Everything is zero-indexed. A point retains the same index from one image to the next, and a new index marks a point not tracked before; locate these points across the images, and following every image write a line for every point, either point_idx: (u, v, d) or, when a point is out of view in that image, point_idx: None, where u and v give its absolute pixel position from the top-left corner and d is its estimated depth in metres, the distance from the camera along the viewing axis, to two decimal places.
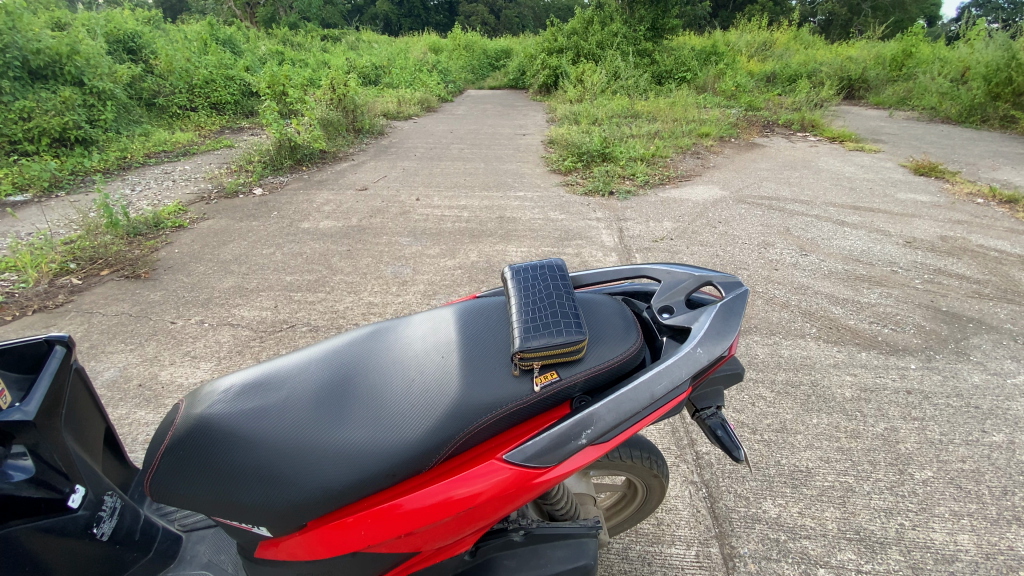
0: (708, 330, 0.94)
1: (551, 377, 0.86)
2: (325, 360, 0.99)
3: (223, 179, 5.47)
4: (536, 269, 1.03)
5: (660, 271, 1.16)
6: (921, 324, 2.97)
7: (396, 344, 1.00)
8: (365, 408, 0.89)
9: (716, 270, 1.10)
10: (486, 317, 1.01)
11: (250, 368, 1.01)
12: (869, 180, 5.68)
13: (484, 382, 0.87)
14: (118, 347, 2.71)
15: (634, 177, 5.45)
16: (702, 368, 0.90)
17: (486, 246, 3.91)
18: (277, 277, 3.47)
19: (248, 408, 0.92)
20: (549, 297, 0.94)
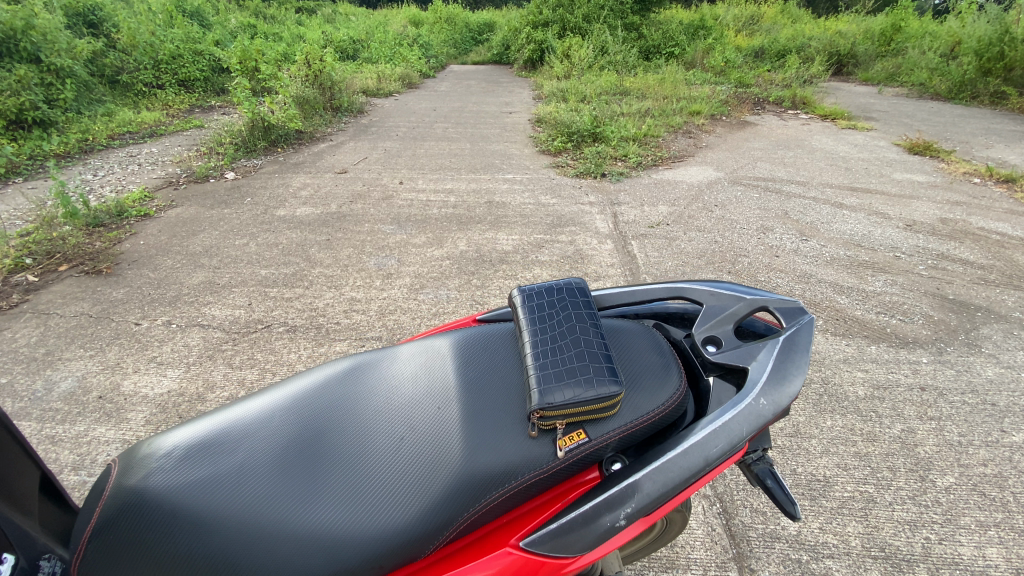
0: (770, 376, 0.91)
1: (579, 439, 0.77)
2: (291, 413, 0.88)
3: (192, 163, 5.12)
4: (554, 294, 0.91)
5: (703, 292, 1.14)
6: (929, 313, 2.86)
7: (378, 394, 0.88)
8: (343, 477, 0.78)
9: (768, 295, 1.10)
10: (491, 350, 0.92)
11: (207, 426, 0.88)
12: (864, 159, 5.55)
13: (492, 446, 0.78)
14: (77, 353, 2.47)
15: (626, 158, 5.24)
16: (764, 421, 0.86)
17: (474, 234, 3.70)
18: (251, 271, 3.23)
19: (195, 477, 0.79)
20: (568, 334, 0.84)
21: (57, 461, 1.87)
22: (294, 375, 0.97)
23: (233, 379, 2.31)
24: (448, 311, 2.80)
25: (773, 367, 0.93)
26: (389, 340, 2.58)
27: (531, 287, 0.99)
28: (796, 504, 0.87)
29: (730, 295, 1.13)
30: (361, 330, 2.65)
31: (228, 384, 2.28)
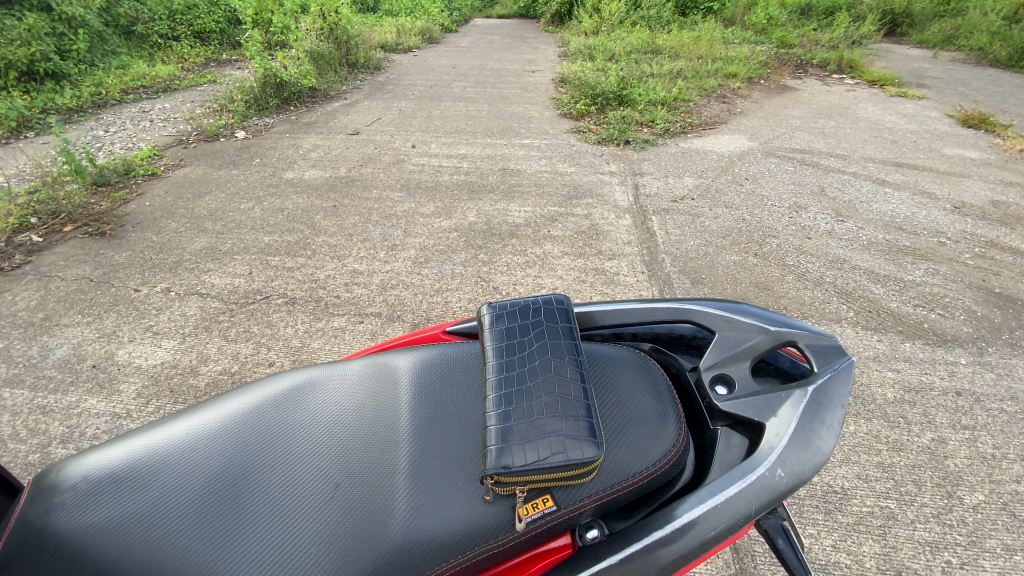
0: (792, 441, 0.83)
1: (548, 505, 0.75)
2: (212, 448, 0.90)
3: (202, 120, 4.99)
4: (528, 332, 0.89)
5: (718, 320, 1.08)
6: (972, 308, 2.62)
7: (308, 433, 0.91)
8: (263, 518, 0.79)
9: (798, 330, 1.00)
10: (450, 380, 0.97)
11: (131, 459, 0.90)
12: (912, 131, 5.11)
13: (439, 506, 0.78)
14: (75, 319, 2.44)
15: (653, 124, 4.92)
16: (776, 497, 0.79)
17: (486, 204, 3.53)
18: (254, 237, 3.14)
19: (112, 515, 0.81)
20: (540, 376, 0.81)
21: (45, 433, 1.86)
22: (220, 406, 1.00)
23: (227, 353, 2.25)
24: (451, 288, 2.67)
25: (795, 429, 0.84)
26: (389, 317, 2.47)
27: (506, 305, 0.96)
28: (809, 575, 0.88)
29: (752, 324, 1.04)
30: (360, 305, 2.55)
31: (221, 358, 2.22)
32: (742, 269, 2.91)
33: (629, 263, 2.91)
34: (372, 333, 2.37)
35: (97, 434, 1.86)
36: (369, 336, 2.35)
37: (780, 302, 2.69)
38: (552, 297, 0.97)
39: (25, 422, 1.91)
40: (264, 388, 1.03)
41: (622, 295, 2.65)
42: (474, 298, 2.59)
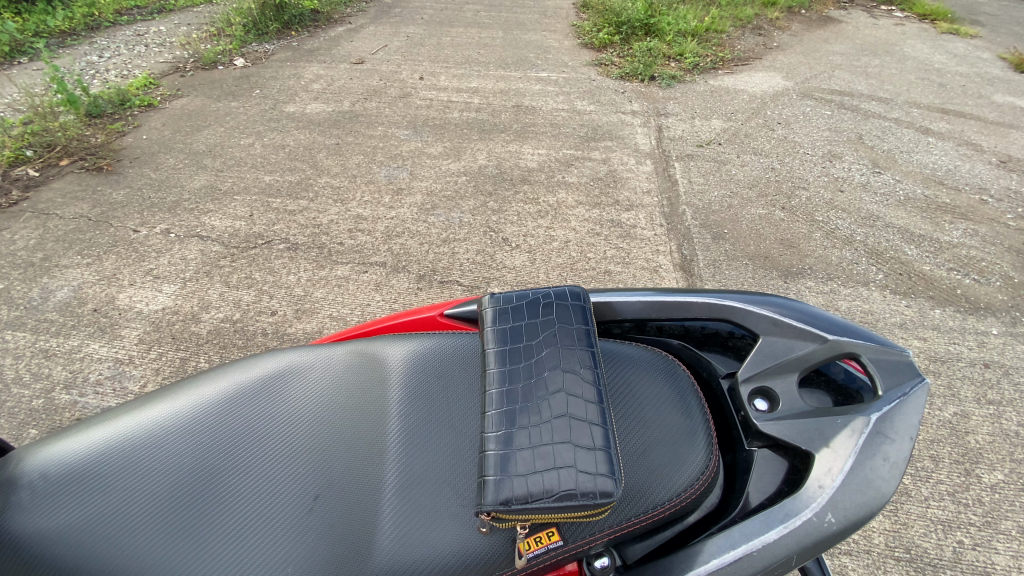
0: (849, 482, 0.78)
1: (555, 540, 0.76)
2: (179, 445, 0.91)
3: (199, 45, 4.66)
4: (535, 339, 0.87)
5: (767, 319, 1.01)
6: (1009, 273, 2.46)
7: (283, 438, 0.92)
8: (236, 527, 0.81)
9: (858, 339, 0.94)
10: (444, 382, 0.99)
11: (96, 455, 0.90)
12: (962, 74, 4.67)
13: (431, 530, 0.79)
14: (75, 260, 2.39)
15: (681, 58, 4.53)
16: (821, 541, 0.76)
17: (497, 146, 3.33)
18: (255, 177, 3.00)
19: (80, 516, 0.82)
20: (551, 394, 0.80)
21: (48, 378, 1.87)
22: (186, 398, 1.00)
23: (228, 300, 2.19)
24: (458, 238, 2.56)
25: (852, 466, 0.79)
26: (394, 267, 2.39)
27: (512, 302, 0.95)
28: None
29: (809, 332, 0.97)
30: (365, 253, 2.45)
31: (222, 305, 2.17)
32: (767, 223, 2.74)
33: (647, 215, 2.75)
34: (377, 284, 2.29)
35: (100, 380, 1.87)
36: (373, 286, 2.28)
37: (806, 261, 2.54)
38: (569, 293, 0.96)
39: (28, 366, 1.92)
40: (233, 380, 1.03)
41: (638, 250, 2.52)
42: (482, 250, 2.49)
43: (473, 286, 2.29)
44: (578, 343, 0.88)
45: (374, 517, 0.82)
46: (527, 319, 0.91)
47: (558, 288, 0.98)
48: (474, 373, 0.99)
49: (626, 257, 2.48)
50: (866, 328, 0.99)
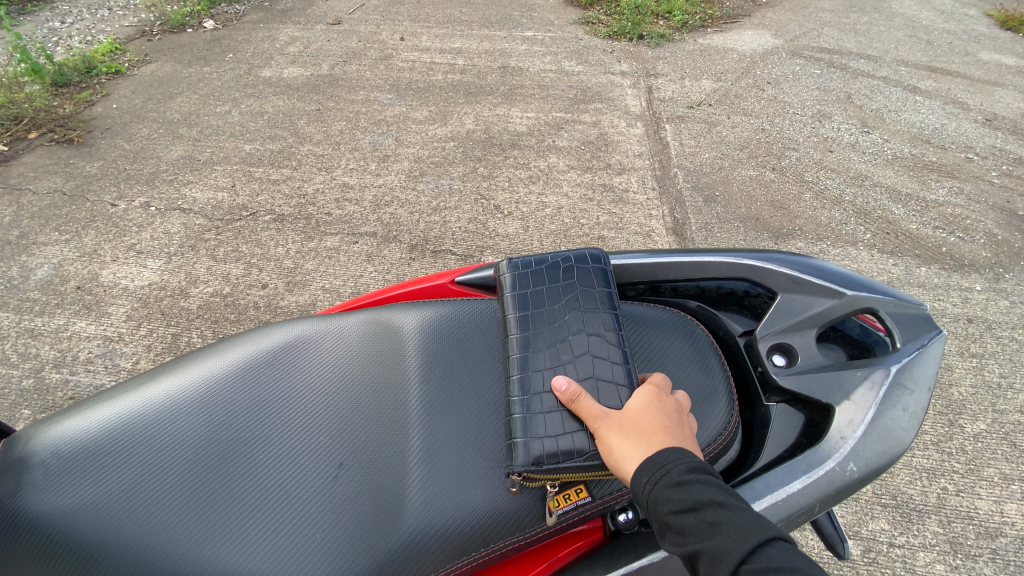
0: (871, 433, 0.83)
1: (583, 497, 0.82)
2: (194, 419, 0.92)
3: (164, 6, 4.40)
4: (555, 305, 0.92)
5: (784, 278, 1.03)
6: (992, 231, 2.52)
7: (298, 410, 0.93)
8: (259, 497, 0.83)
9: (876, 296, 0.97)
10: (465, 347, 1.01)
11: (105, 434, 0.90)
12: (949, 31, 4.63)
13: (463, 490, 0.83)
14: (52, 237, 2.30)
15: (669, 16, 4.41)
16: (844, 490, 0.82)
17: (484, 109, 3.24)
18: (235, 146, 2.90)
19: (96, 493, 0.82)
20: (577, 356, 0.86)
21: (37, 357, 1.83)
22: (195, 373, 0.99)
23: (217, 274, 2.15)
24: (449, 206, 2.52)
25: (873, 417, 0.84)
26: (385, 237, 2.35)
27: (532, 267, 0.98)
28: (846, 547, 0.96)
29: (825, 290, 1.00)
30: (354, 223, 2.40)
31: (211, 279, 2.13)
32: (758, 185, 2.74)
33: (639, 178, 2.73)
34: (369, 254, 2.26)
35: (91, 358, 1.83)
36: (365, 257, 2.24)
37: (796, 221, 2.56)
38: (590, 257, 0.99)
39: (15, 346, 1.87)
40: (242, 354, 1.03)
41: (631, 214, 2.51)
42: (474, 218, 2.46)
43: (467, 255, 2.27)
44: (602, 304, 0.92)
45: (398, 480, 0.85)
46: (548, 285, 0.95)
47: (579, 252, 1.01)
48: (493, 339, 1.01)
49: (619, 222, 2.47)
50: (878, 283, 1.02)
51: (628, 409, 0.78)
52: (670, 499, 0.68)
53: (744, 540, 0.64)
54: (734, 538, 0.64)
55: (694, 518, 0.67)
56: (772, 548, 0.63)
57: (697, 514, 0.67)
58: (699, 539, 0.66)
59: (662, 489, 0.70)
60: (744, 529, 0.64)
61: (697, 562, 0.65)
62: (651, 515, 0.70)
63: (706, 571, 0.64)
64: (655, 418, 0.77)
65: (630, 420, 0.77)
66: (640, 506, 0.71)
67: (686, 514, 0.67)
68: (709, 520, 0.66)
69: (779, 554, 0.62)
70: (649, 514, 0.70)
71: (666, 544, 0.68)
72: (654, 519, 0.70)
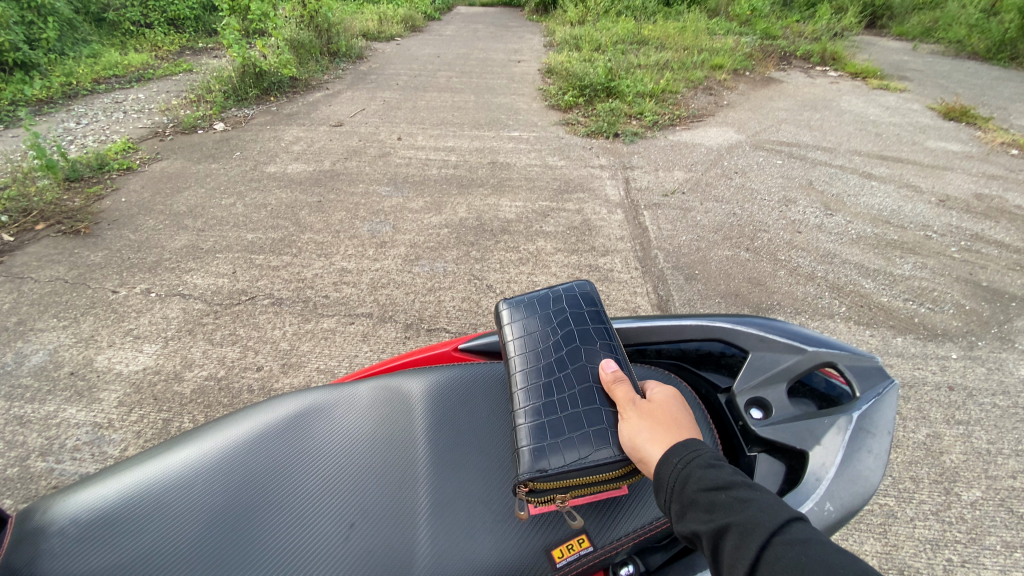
0: (843, 475, 0.87)
1: (585, 546, 0.83)
2: (210, 485, 0.93)
3: (179, 112, 4.78)
4: (548, 328, 1.05)
5: (753, 338, 1.12)
6: (959, 302, 2.66)
7: (312, 473, 0.95)
8: (273, 557, 0.82)
9: (838, 350, 1.04)
10: (469, 407, 1.06)
11: (120, 502, 0.90)
12: (895, 124, 5.15)
13: (467, 545, 0.84)
14: (50, 323, 2.33)
15: (641, 116, 4.87)
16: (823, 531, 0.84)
17: (476, 199, 3.47)
18: (237, 235, 3.03)
19: (109, 559, 0.81)
20: (570, 368, 0.96)
21: (23, 445, 1.80)
22: (213, 442, 1.02)
23: (212, 358, 2.17)
24: (443, 287, 2.62)
25: (842, 460, 0.89)
26: (381, 318, 2.41)
27: (525, 301, 1.13)
28: None
29: (787, 345, 1.08)
30: (351, 305, 2.48)
31: (206, 363, 2.15)
32: (734, 264, 2.91)
33: (623, 259, 2.89)
34: (364, 335, 2.31)
35: (78, 445, 1.80)
36: (360, 338, 2.29)
37: (774, 297, 2.69)
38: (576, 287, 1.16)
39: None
40: (260, 421, 1.07)
41: (617, 292, 2.63)
42: (468, 297, 2.55)
43: (461, 332, 2.33)
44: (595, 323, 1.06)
45: (411, 535, 0.85)
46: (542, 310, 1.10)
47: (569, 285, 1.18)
48: (496, 399, 1.07)
49: (607, 299, 2.58)
50: (839, 340, 1.10)
51: (654, 408, 0.85)
52: (700, 478, 0.72)
53: (773, 515, 0.65)
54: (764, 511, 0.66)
55: (724, 496, 0.69)
56: (801, 527, 0.65)
57: (729, 492, 0.69)
58: (727, 513, 0.67)
59: (694, 468, 0.73)
60: (771, 504, 0.67)
61: (726, 538, 0.66)
62: (678, 496, 0.72)
63: (733, 546, 0.65)
64: (678, 413, 0.84)
65: (657, 416, 0.83)
66: (670, 486, 0.74)
67: (716, 492, 0.70)
68: (740, 496, 0.69)
69: (807, 533, 0.64)
70: (679, 493, 0.73)
71: (694, 523, 0.69)
72: (683, 500, 0.72)
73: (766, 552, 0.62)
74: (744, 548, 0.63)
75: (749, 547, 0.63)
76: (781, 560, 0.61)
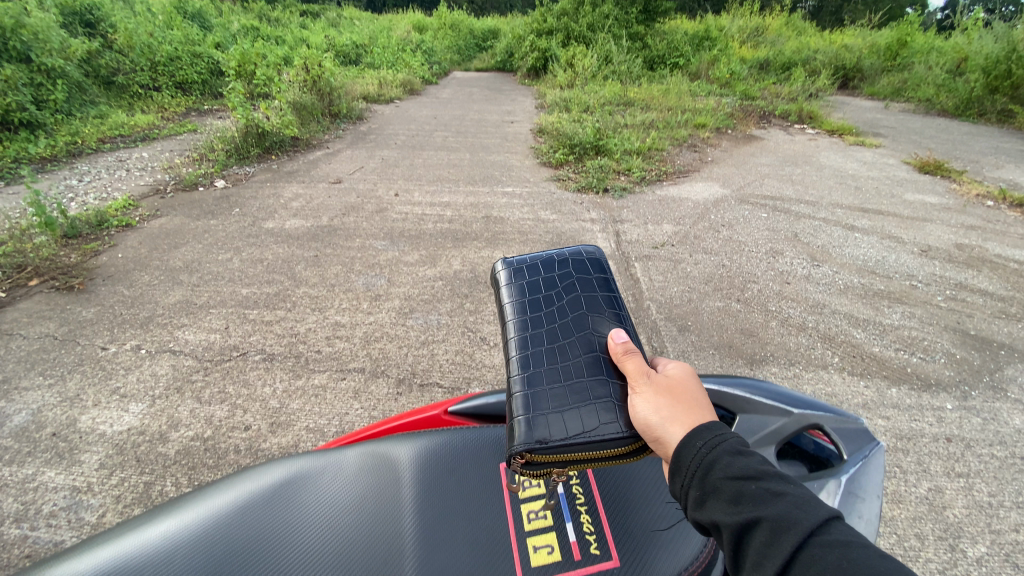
0: None
1: None
2: (189, 558, 0.89)
3: (181, 170, 4.91)
4: (557, 293, 1.12)
5: (742, 398, 1.12)
6: (950, 351, 2.69)
7: (296, 545, 0.92)
8: None
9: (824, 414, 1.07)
10: (458, 475, 1.04)
11: None
12: (874, 178, 5.36)
13: None
14: (35, 382, 2.29)
15: (630, 172, 5.05)
16: None
17: (470, 252, 3.53)
18: (232, 290, 3.05)
19: None
20: (576, 336, 1.03)
21: None
22: (195, 513, 0.99)
23: (200, 417, 2.12)
24: (437, 340, 2.62)
25: None
26: (373, 373, 2.39)
27: (534, 266, 1.20)
28: None
29: (775, 408, 1.09)
30: (343, 360, 2.46)
31: (193, 422, 2.10)
32: (726, 315, 2.94)
33: None
34: (356, 391, 2.28)
35: (54, 511, 1.73)
36: (351, 394, 2.26)
37: (767, 348, 2.70)
38: (585, 251, 1.25)
39: None
40: (245, 491, 1.04)
41: None
42: (461, 350, 2.55)
43: (453, 386, 2.31)
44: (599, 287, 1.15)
45: None
46: (545, 273, 1.18)
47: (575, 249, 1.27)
48: (485, 466, 1.06)
49: None
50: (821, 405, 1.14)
51: (677, 391, 0.89)
52: (730, 466, 0.73)
53: (808, 512, 0.66)
54: (798, 508, 0.67)
55: (754, 487, 0.71)
56: (840, 527, 0.65)
57: (759, 483, 0.71)
58: (757, 506, 0.68)
59: (722, 454, 0.75)
60: (805, 499, 0.68)
61: (756, 530, 0.67)
62: (704, 481, 0.74)
63: (764, 540, 0.66)
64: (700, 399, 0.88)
65: (680, 397, 0.87)
66: (694, 471, 0.75)
67: (745, 482, 0.71)
68: (772, 490, 0.70)
69: (846, 535, 0.64)
70: (703, 479, 0.74)
71: (721, 511, 0.70)
72: (707, 483, 0.74)
73: (802, 552, 0.62)
74: (777, 544, 0.64)
75: (783, 544, 0.63)
76: (814, 559, 0.61)
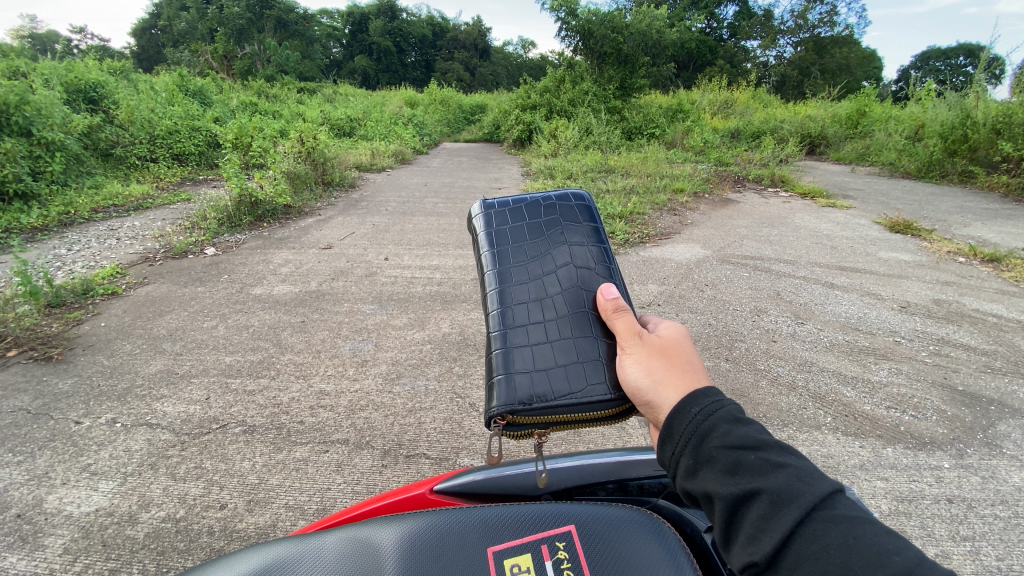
0: None
1: None
2: None
3: (172, 238, 4.96)
4: (548, 246, 1.29)
5: None
6: (941, 408, 2.68)
7: None
8: None
9: None
10: (442, 562, 0.97)
11: None
12: (848, 238, 5.56)
13: None
14: (2, 459, 2.18)
15: (613, 235, 5.20)
16: None
17: (459, 314, 3.54)
18: (216, 358, 2.99)
19: None
20: (563, 289, 1.20)
21: None
22: None
23: (173, 496, 2.01)
24: (424, 407, 2.56)
25: None
26: (357, 444, 2.31)
27: (522, 218, 1.35)
28: None
29: None
30: (326, 431, 2.38)
31: (166, 501, 1.99)
32: (715, 375, 2.93)
33: None
34: (339, 464, 2.19)
35: None
36: (335, 467, 2.17)
37: (759, 408, 2.68)
38: (573, 195, 1.40)
39: None
40: None
41: None
42: (449, 418, 2.49)
43: (441, 456, 2.24)
44: (587, 235, 1.32)
45: None
46: (532, 220, 1.34)
47: (565, 191, 1.42)
48: (469, 550, 0.99)
49: None
50: None
51: (670, 352, 0.98)
52: (727, 433, 0.77)
53: (812, 486, 0.69)
54: (800, 482, 0.69)
55: (753, 458, 0.73)
56: (843, 502, 0.68)
57: (759, 454, 0.73)
58: (757, 477, 0.71)
59: (719, 422, 0.78)
60: (805, 472, 0.71)
61: (756, 500, 0.70)
62: (700, 447, 0.77)
63: (762, 512, 0.69)
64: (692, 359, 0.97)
65: (674, 358, 0.97)
66: (688, 440, 0.78)
67: (744, 452, 0.74)
68: (772, 462, 0.72)
69: (850, 511, 0.67)
70: (697, 448, 0.77)
71: (718, 481, 0.73)
72: (702, 450, 0.77)
73: (804, 527, 0.65)
74: (777, 516, 0.67)
75: (783, 517, 0.66)
76: (813, 534, 0.64)
